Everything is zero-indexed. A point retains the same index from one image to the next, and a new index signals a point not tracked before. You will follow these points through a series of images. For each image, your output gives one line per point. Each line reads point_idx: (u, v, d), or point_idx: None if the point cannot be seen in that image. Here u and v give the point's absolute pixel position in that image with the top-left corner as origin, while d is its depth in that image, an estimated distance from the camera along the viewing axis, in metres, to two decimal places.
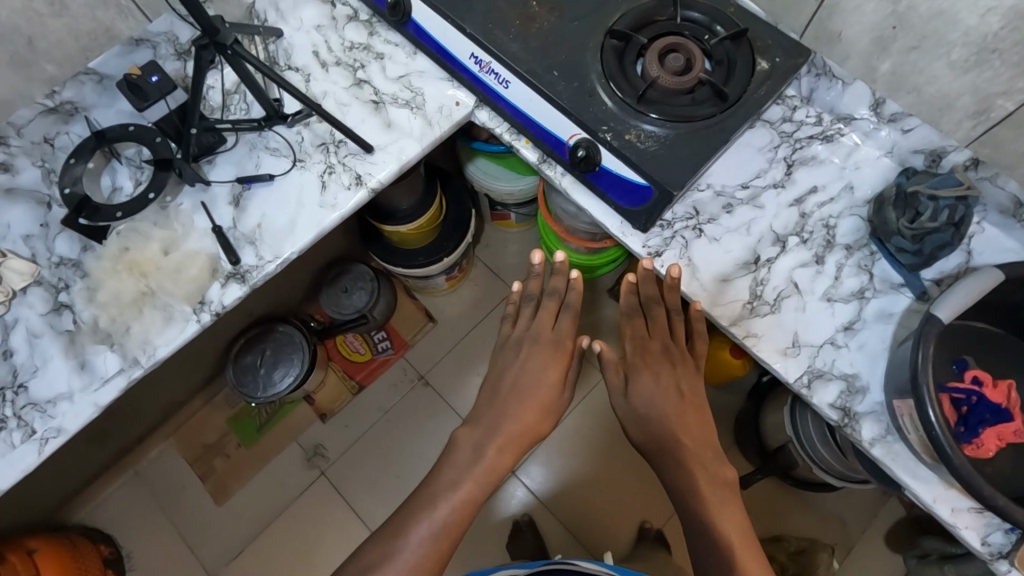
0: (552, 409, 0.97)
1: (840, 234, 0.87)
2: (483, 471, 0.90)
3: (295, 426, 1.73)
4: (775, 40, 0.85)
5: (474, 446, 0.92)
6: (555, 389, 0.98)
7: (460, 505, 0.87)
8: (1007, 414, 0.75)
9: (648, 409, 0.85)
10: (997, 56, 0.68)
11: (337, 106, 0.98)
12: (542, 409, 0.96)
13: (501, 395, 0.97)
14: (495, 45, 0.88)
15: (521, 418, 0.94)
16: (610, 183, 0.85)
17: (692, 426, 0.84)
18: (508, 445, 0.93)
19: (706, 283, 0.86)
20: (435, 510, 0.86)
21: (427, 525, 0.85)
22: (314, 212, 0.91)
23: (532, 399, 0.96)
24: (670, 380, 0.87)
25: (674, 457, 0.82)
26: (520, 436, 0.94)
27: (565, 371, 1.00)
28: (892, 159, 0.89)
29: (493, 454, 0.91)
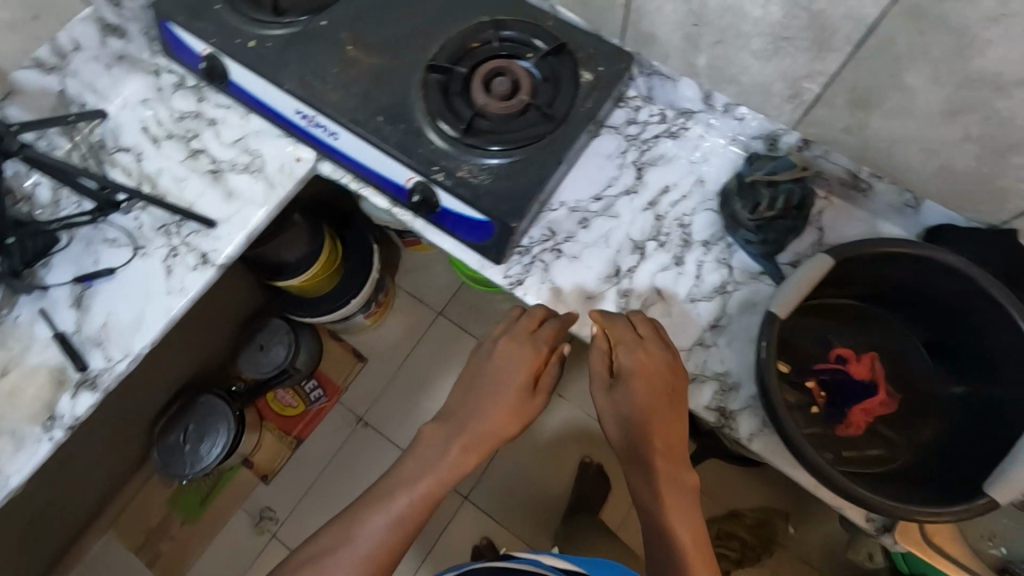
0: (529, 409, 0.79)
1: (696, 231, 0.86)
2: (441, 470, 0.77)
3: (238, 493, 1.68)
4: (596, 49, 0.84)
5: (432, 443, 0.79)
6: (527, 395, 0.79)
7: (419, 500, 0.76)
8: (872, 388, 0.76)
9: (631, 424, 0.75)
10: (790, 43, 0.67)
11: (174, 182, 0.93)
12: (517, 407, 0.78)
13: (470, 389, 0.80)
14: (314, 98, 0.84)
15: (491, 418, 0.78)
16: (454, 221, 0.82)
17: (670, 443, 0.75)
18: (476, 444, 0.77)
19: (572, 304, 0.85)
20: (386, 510, 0.75)
21: (377, 529, 0.74)
22: (161, 300, 0.87)
23: (502, 405, 0.78)
24: (660, 397, 0.74)
25: (650, 468, 0.74)
26: (490, 438, 0.78)
27: (537, 375, 0.80)
28: (737, 146, 0.88)
29: (457, 453, 0.77)
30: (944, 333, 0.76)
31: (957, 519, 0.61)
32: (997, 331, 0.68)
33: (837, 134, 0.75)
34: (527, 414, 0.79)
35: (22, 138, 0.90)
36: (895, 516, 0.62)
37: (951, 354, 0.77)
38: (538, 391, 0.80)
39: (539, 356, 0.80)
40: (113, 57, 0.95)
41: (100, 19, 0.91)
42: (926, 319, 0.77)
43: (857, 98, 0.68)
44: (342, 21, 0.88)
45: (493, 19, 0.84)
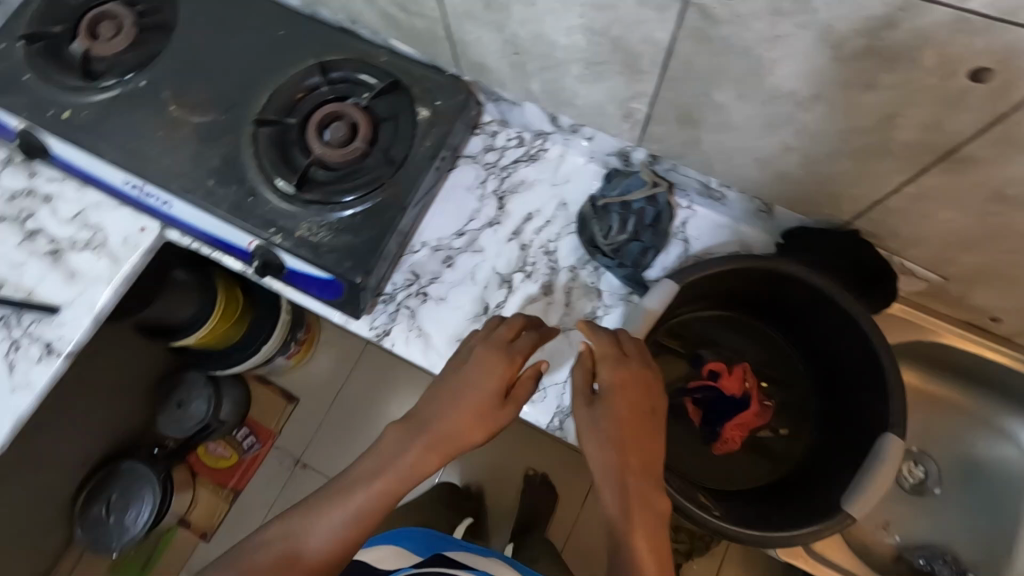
0: (492, 421, 0.66)
1: (562, 256, 0.84)
2: (399, 470, 0.64)
3: (178, 556, 1.61)
4: (432, 82, 0.80)
5: (392, 439, 0.66)
6: (500, 403, 0.66)
7: (373, 499, 0.64)
8: (746, 401, 0.75)
9: (599, 443, 0.59)
10: (604, 67, 0.64)
11: (10, 269, 0.86)
12: (483, 415, 0.65)
13: (439, 388, 0.67)
14: (139, 166, 0.78)
15: (456, 419, 0.65)
16: (304, 280, 0.78)
17: (641, 471, 0.58)
18: (446, 446, 0.65)
19: (442, 348, 0.81)
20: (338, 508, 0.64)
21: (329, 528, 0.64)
22: (6, 399, 0.81)
23: (464, 406, 0.65)
24: (632, 414, 0.59)
25: (616, 495, 0.57)
26: (452, 440, 0.65)
27: (506, 385, 0.67)
28: (596, 164, 0.86)
29: (415, 453, 0.65)
30: (804, 336, 0.77)
31: (823, 536, 0.60)
32: (847, 336, 0.68)
33: (678, 148, 0.73)
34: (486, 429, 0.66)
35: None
36: (760, 545, 0.61)
37: (814, 356, 0.77)
38: (509, 400, 0.67)
39: (509, 362, 0.67)
40: None
41: None
42: (792, 324, 0.77)
43: (683, 115, 0.66)
44: (164, 79, 0.82)
45: (321, 63, 0.80)
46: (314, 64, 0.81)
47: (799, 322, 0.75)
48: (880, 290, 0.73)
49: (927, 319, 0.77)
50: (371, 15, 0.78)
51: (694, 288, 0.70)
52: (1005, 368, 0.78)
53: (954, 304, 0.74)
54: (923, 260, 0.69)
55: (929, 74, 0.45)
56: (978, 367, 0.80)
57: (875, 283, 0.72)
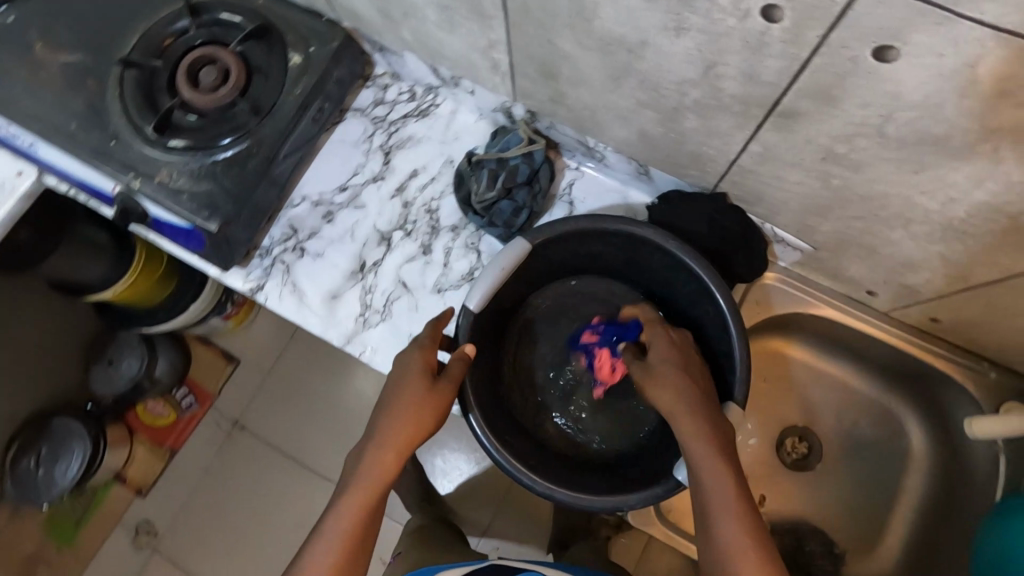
0: (440, 395, 0.63)
1: (444, 216, 0.81)
2: (368, 475, 0.60)
3: (114, 512, 1.63)
4: (307, 28, 0.77)
5: (357, 456, 0.62)
6: (428, 388, 0.63)
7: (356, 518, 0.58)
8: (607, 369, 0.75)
9: (668, 384, 0.60)
10: (454, 12, 0.61)
11: None
12: (424, 396, 0.62)
13: (384, 396, 0.64)
14: (0, 107, 0.76)
15: (403, 413, 0.61)
16: (170, 230, 0.76)
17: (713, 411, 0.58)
18: (402, 439, 0.61)
19: (315, 304, 0.80)
20: (328, 529, 0.58)
21: (322, 550, 0.57)
22: None
23: (405, 397, 0.62)
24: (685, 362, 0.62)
25: (700, 439, 0.56)
26: (411, 435, 0.62)
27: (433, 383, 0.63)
28: (485, 121, 0.83)
29: (377, 455, 0.61)
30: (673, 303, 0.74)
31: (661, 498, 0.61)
32: (704, 300, 0.66)
33: (550, 104, 0.70)
34: (437, 414, 0.63)
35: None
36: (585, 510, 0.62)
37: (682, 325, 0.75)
38: (444, 380, 0.64)
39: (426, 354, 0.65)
40: None
41: None
42: (666, 295, 0.74)
43: (540, 66, 0.63)
44: (31, 15, 0.79)
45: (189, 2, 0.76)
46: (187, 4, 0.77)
47: (670, 292, 0.73)
48: (747, 255, 0.70)
49: (809, 291, 0.75)
50: None
51: (549, 247, 0.68)
52: (886, 345, 0.76)
53: (831, 276, 0.72)
54: (791, 227, 0.67)
55: (727, 14, 0.42)
56: (861, 342, 0.78)
57: (743, 248, 0.69)
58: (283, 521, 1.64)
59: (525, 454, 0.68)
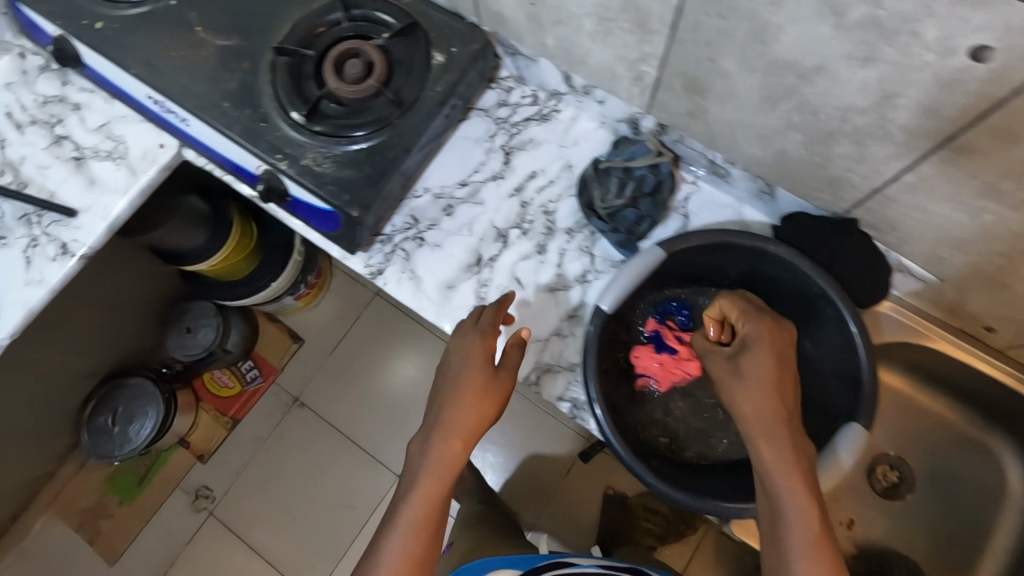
0: (499, 384, 0.73)
1: (560, 218, 0.84)
2: (434, 466, 0.70)
3: (174, 474, 1.69)
4: (450, 28, 0.80)
5: (420, 450, 0.72)
6: (486, 380, 0.73)
7: (423, 502, 0.69)
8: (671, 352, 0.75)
9: (754, 399, 0.61)
10: (615, 24, 0.63)
11: (37, 170, 0.91)
12: (486, 386, 0.72)
13: (444, 390, 0.73)
14: (160, 83, 0.81)
15: (467, 407, 0.71)
16: (306, 211, 0.81)
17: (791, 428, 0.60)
18: (464, 433, 0.71)
19: (432, 293, 0.83)
20: (405, 517, 0.69)
21: (402, 538, 0.68)
22: (20, 291, 0.86)
23: (464, 390, 0.72)
24: (777, 370, 0.62)
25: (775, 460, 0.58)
26: (472, 425, 0.72)
27: (489, 374, 0.73)
28: (606, 129, 0.86)
29: (439, 445, 0.71)
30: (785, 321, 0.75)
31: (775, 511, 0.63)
32: (827, 320, 0.68)
33: (685, 120, 0.72)
34: (497, 403, 0.73)
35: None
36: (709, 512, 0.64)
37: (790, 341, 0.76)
38: (501, 370, 0.74)
39: (484, 349, 0.73)
40: None
41: None
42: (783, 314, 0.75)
43: (689, 82, 0.65)
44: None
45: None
46: None
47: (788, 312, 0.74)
48: (871, 281, 0.71)
49: (923, 322, 0.76)
50: None
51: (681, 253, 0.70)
52: (995, 383, 0.76)
53: (948, 309, 0.73)
54: (919, 258, 0.68)
55: (929, 50, 0.44)
56: (964, 376, 0.79)
57: (868, 276, 0.71)
58: (335, 498, 1.68)
59: (647, 456, 0.69)
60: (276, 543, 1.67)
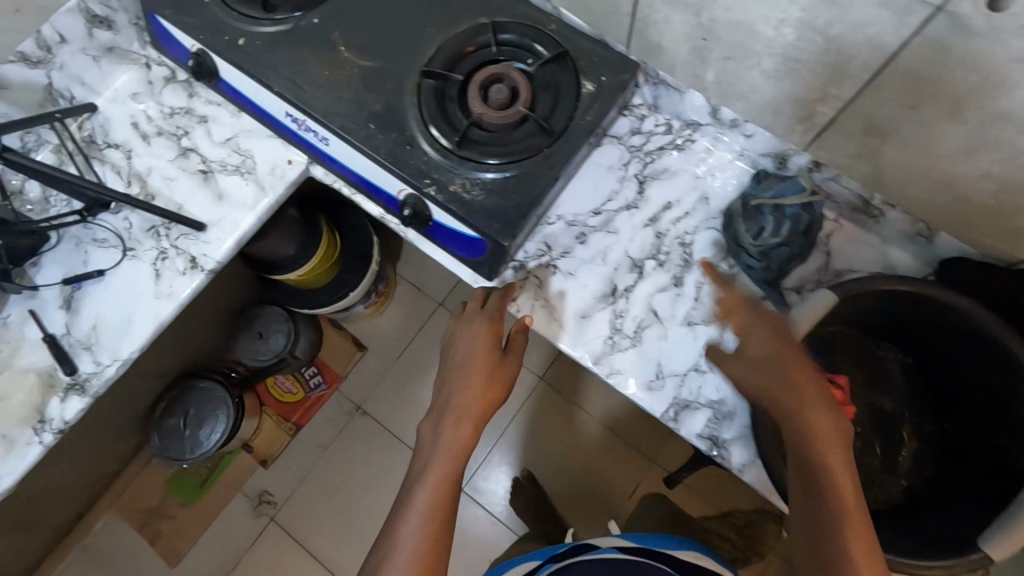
0: (506, 368, 0.78)
1: (697, 251, 0.83)
2: (446, 446, 0.72)
3: (237, 477, 1.69)
4: (599, 57, 0.80)
5: (431, 434, 0.74)
6: (492, 358, 0.78)
7: (439, 481, 0.70)
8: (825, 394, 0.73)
9: (781, 392, 0.64)
10: (802, 65, 0.62)
11: (164, 182, 0.91)
12: (494, 369, 0.77)
13: (450, 372, 0.78)
14: (304, 102, 0.81)
15: (473, 385, 0.75)
16: (448, 236, 0.81)
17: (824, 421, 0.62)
18: (473, 414, 0.74)
19: (566, 322, 0.83)
20: (419, 498, 0.69)
21: (415, 517, 0.67)
22: (149, 304, 0.86)
23: (473, 374, 0.76)
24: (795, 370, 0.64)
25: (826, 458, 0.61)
26: (481, 407, 0.75)
27: (496, 358, 0.78)
28: (744, 162, 0.85)
29: (451, 428, 0.73)
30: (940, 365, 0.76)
31: (954, 570, 0.64)
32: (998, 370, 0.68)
33: (849, 160, 0.71)
34: (501, 385, 0.77)
35: (7, 146, 0.90)
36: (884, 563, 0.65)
37: (947, 385, 0.77)
38: (504, 350, 0.79)
39: (489, 332, 0.79)
40: (102, 49, 0.92)
41: (86, 11, 0.87)
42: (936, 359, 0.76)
43: (870, 125, 0.64)
44: (336, 19, 0.84)
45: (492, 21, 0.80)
46: (486, 23, 0.81)
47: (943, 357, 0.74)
48: None
49: None
50: None
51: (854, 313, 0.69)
52: None
53: None
54: None
55: None
56: None
57: None
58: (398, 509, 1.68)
59: None
60: (338, 552, 1.67)
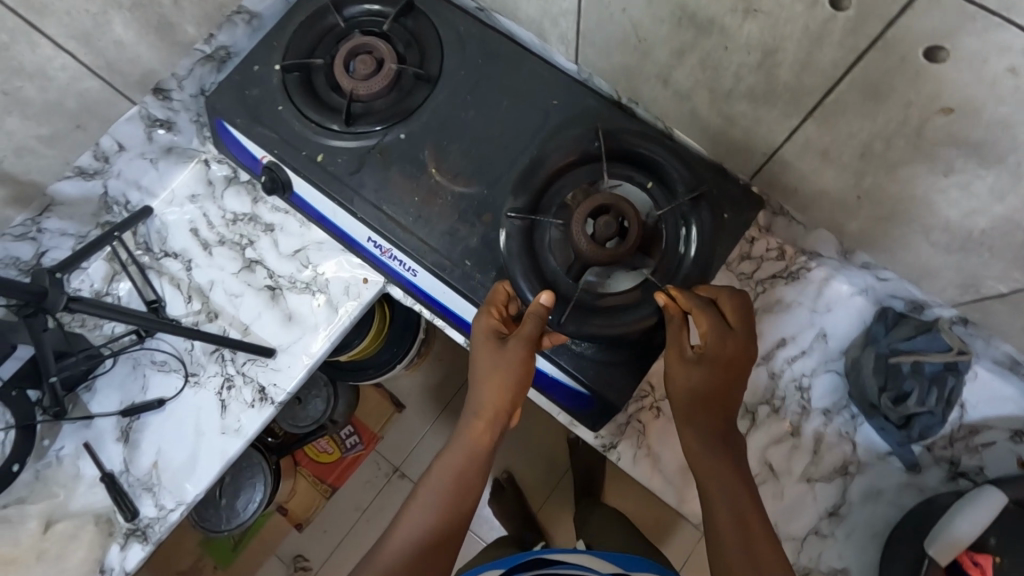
0: (511, 354, 0.63)
1: (816, 397, 0.76)
2: (459, 445, 0.66)
3: (271, 541, 1.59)
4: (721, 191, 0.72)
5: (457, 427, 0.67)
6: (499, 356, 0.64)
7: (448, 485, 0.64)
8: None
9: (694, 410, 0.59)
10: (986, 249, 0.55)
11: (228, 298, 0.84)
12: (502, 359, 0.63)
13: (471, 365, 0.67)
14: (391, 231, 0.74)
15: (486, 379, 0.64)
16: (549, 383, 0.74)
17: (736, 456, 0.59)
18: (496, 411, 0.65)
19: (671, 474, 0.76)
20: (425, 500, 0.64)
21: (420, 517, 0.63)
22: (215, 439, 0.79)
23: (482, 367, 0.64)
24: (727, 377, 0.59)
25: (730, 494, 0.57)
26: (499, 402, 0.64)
27: (501, 347, 0.64)
28: (867, 297, 0.76)
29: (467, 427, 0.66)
30: None
31: None
32: None
33: (1012, 328, 0.64)
34: (518, 378, 0.63)
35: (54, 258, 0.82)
36: None
37: None
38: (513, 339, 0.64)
39: (489, 328, 0.66)
40: (160, 150, 0.84)
41: (146, 116, 0.79)
42: None
43: None
44: (424, 137, 0.76)
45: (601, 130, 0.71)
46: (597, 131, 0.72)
47: None
48: None
49: None
50: (673, 108, 0.71)
51: None
52: None
53: None
54: None
55: None
56: None
57: None
58: None
59: None
60: None
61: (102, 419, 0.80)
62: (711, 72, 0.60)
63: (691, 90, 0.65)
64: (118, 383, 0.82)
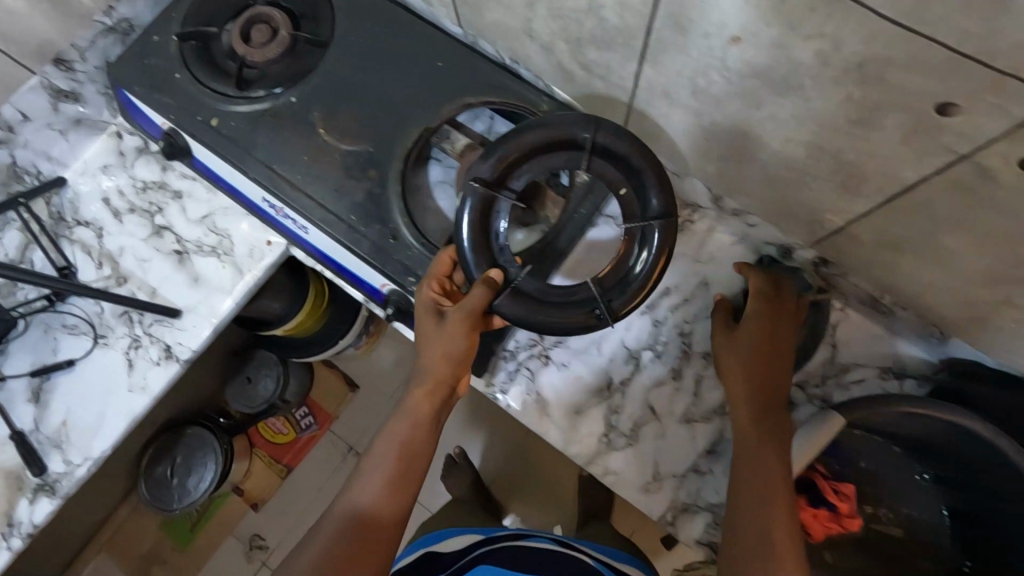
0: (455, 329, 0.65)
1: (697, 341, 0.79)
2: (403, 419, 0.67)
3: (227, 523, 1.48)
4: None
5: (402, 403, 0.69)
6: (443, 329, 0.66)
7: (392, 459, 0.65)
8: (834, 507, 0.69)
9: (744, 381, 0.65)
10: (813, 179, 0.58)
11: (137, 263, 0.87)
12: (447, 335, 0.65)
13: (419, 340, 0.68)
14: (282, 189, 0.76)
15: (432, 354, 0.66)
16: None
17: (778, 425, 0.64)
18: (438, 385, 0.67)
19: (559, 418, 0.78)
20: (371, 476, 0.64)
21: (367, 492, 0.64)
22: (123, 397, 0.82)
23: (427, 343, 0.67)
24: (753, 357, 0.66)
25: (759, 456, 0.62)
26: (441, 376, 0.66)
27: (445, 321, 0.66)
28: (745, 245, 0.79)
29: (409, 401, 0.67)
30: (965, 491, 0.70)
31: None
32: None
33: (861, 262, 0.67)
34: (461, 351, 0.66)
35: None
36: None
37: (975, 512, 0.70)
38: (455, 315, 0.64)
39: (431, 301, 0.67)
40: (69, 122, 0.87)
41: (49, 86, 0.82)
42: (956, 482, 0.71)
43: (884, 239, 0.60)
44: (315, 99, 0.79)
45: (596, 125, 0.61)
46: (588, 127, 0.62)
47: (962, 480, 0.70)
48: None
49: None
50: (545, 63, 0.73)
51: None
52: None
53: None
54: None
55: None
56: None
57: None
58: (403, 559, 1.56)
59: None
60: None
61: (14, 379, 0.83)
62: (559, 21, 0.63)
63: (552, 42, 0.68)
64: (30, 345, 0.84)
